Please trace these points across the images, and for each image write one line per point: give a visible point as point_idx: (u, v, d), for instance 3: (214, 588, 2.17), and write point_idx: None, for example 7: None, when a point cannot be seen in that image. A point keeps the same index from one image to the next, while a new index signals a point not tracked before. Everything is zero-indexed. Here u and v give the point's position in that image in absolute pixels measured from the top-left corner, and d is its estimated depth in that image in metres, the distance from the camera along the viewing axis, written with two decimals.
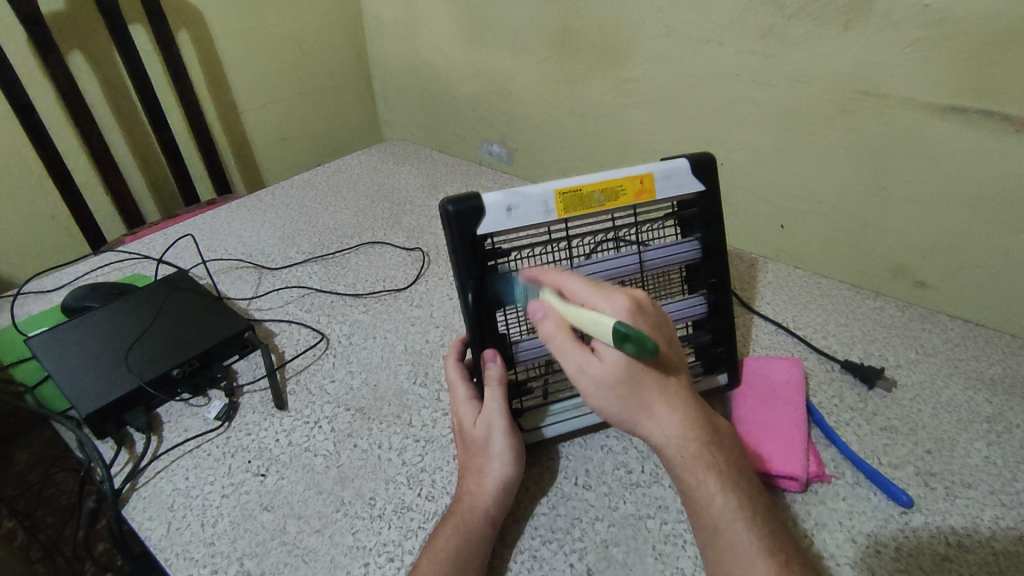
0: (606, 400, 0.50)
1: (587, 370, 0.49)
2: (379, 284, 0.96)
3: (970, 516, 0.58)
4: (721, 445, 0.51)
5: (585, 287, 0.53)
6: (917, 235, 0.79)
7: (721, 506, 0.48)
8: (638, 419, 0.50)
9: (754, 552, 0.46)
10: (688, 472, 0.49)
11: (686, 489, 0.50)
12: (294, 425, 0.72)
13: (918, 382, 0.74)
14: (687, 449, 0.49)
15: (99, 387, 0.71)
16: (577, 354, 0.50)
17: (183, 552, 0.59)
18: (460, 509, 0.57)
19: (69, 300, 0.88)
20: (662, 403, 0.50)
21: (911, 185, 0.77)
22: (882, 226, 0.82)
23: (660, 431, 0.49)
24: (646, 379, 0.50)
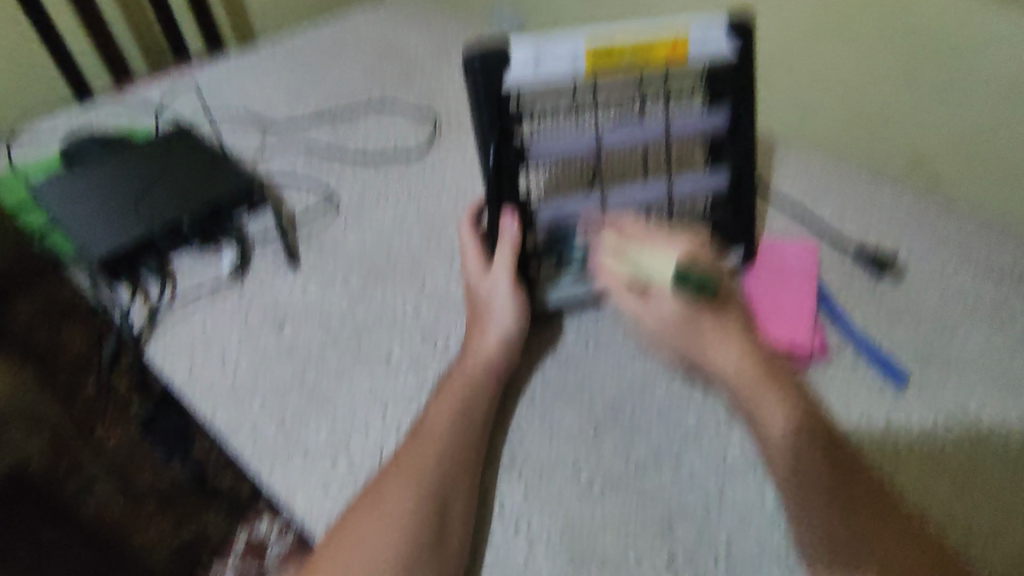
0: (669, 336, 0.55)
1: (650, 312, 0.54)
2: (389, 146, 0.92)
3: (961, 394, 0.61)
4: (782, 373, 0.52)
5: (646, 231, 0.57)
6: (936, 125, 0.78)
7: (782, 429, 0.50)
8: (699, 351, 0.54)
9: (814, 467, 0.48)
10: (751, 400, 0.51)
11: (751, 415, 0.51)
12: (308, 281, 0.72)
13: (929, 269, 0.74)
14: (746, 375, 0.52)
15: (109, 234, 0.71)
16: (638, 300, 0.55)
17: (206, 392, 0.62)
18: (464, 362, 0.58)
19: (66, 146, 0.85)
20: (721, 337, 0.53)
21: (946, 73, 0.74)
22: (903, 115, 0.80)
23: (722, 363, 0.53)
24: (708, 317, 0.53)
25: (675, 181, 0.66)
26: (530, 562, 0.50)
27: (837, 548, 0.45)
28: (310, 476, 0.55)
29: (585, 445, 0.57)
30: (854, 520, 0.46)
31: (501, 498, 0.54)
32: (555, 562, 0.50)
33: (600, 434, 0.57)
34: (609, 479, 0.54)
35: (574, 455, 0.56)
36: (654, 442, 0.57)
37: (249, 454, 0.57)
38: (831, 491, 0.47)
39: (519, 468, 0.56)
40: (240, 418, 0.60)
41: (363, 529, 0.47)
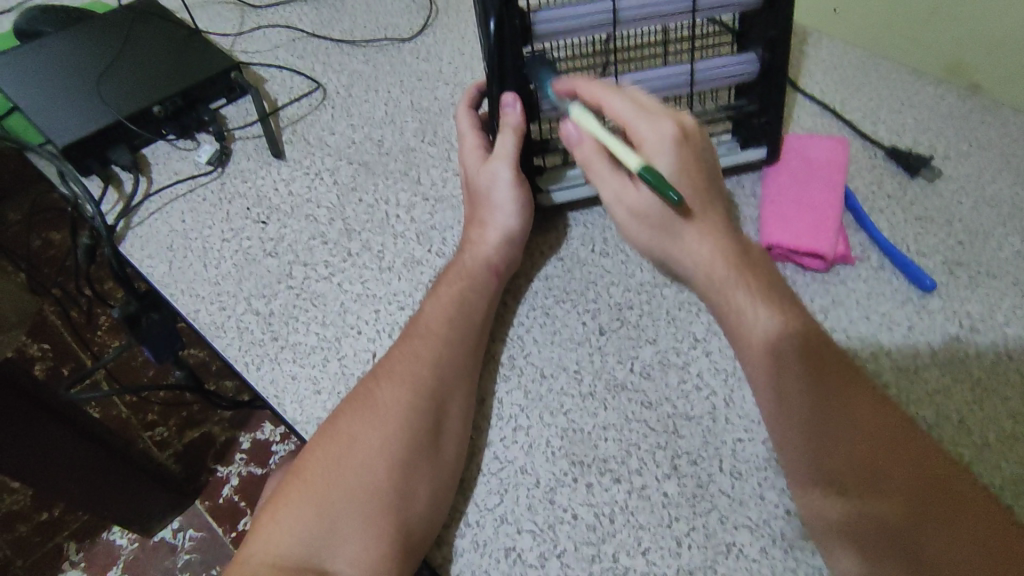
0: (639, 229, 0.52)
1: (623, 199, 0.51)
2: (380, 32, 0.84)
3: (989, 303, 0.58)
4: (755, 265, 0.50)
5: (626, 106, 0.50)
6: (984, 24, 0.72)
7: (750, 306, 0.48)
8: (668, 248, 0.51)
9: (775, 335, 0.46)
10: (716, 289, 0.49)
11: (718, 305, 0.50)
12: (293, 176, 0.67)
13: (965, 173, 0.68)
14: (716, 269, 0.50)
15: (75, 120, 0.65)
16: (612, 184, 0.51)
17: (188, 290, 0.58)
18: (462, 259, 0.54)
19: (20, 23, 0.76)
20: (693, 231, 0.50)
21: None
22: (951, 13, 0.74)
23: (689, 256, 0.50)
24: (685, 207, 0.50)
25: (698, 66, 0.59)
26: (527, 465, 0.48)
27: (816, 434, 0.43)
28: (298, 377, 0.52)
29: (588, 351, 0.54)
30: (823, 396, 0.43)
31: (499, 403, 0.51)
32: (554, 466, 0.48)
33: (604, 340, 0.54)
34: (612, 386, 0.52)
35: (576, 360, 0.53)
36: (661, 349, 0.53)
37: (232, 354, 0.54)
38: (802, 369, 0.45)
39: (517, 372, 0.53)
40: (222, 318, 0.56)
41: (352, 428, 0.45)
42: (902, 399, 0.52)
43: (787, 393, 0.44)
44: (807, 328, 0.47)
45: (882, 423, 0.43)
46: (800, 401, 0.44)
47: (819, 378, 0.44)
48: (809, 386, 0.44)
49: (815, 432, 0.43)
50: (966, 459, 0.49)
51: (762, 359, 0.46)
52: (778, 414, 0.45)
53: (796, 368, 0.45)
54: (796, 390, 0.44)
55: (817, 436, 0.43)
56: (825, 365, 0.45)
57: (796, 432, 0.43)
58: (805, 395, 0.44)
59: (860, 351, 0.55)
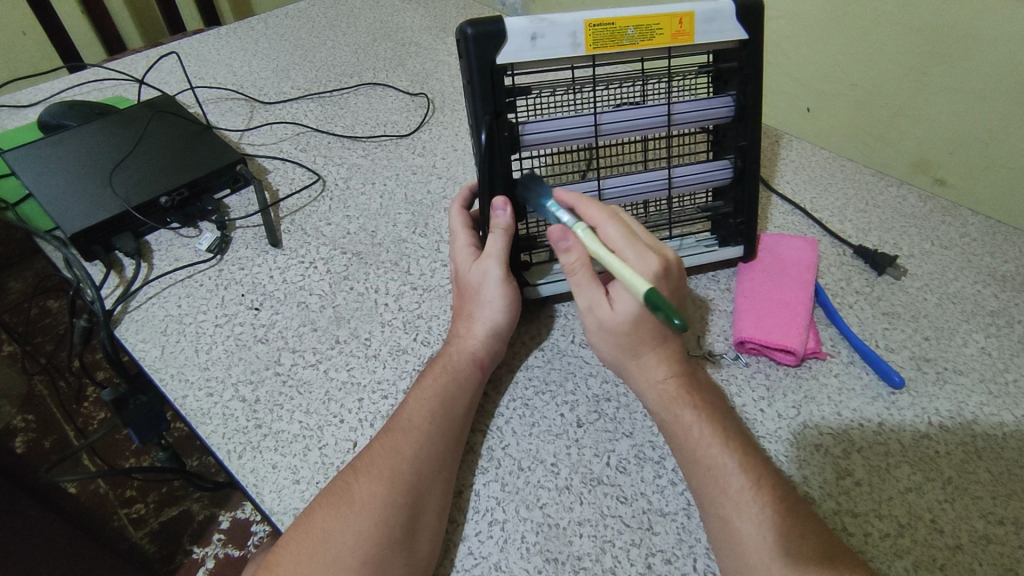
0: (607, 344, 0.55)
1: (597, 312, 0.53)
2: (380, 128, 0.90)
3: (956, 401, 0.59)
4: (703, 391, 0.53)
5: (620, 233, 0.52)
6: (941, 126, 0.74)
7: (699, 435, 0.50)
8: (630, 368, 0.55)
9: (734, 474, 0.47)
10: (668, 412, 0.52)
11: (672, 429, 0.51)
12: (288, 263, 0.70)
13: (929, 272, 0.72)
14: (669, 391, 0.53)
15: (83, 208, 0.69)
16: (592, 292, 0.53)
17: (177, 374, 0.60)
18: (449, 352, 0.57)
19: (46, 117, 0.83)
20: (652, 357, 0.54)
21: (952, 75, 0.71)
22: (911, 115, 0.77)
23: (646, 379, 0.54)
24: (652, 332, 0.53)
25: (675, 171, 0.63)
26: (502, 562, 0.48)
27: (761, 549, 0.43)
28: (278, 466, 0.53)
29: (565, 443, 0.55)
30: (779, 519, 0.44)
31: (476, 496, 0.52)
32: (528, 562, 0.48)
33: (582, 432, 0.56)
34: (588, 479, 0.52)
35: (553, 453, 0.54)
36: (637, 442, 0.55)
37: (215, 440, 0.55)
38: (753, 497, 0.46)
39: (495, 465, 0.54)
40: (209, 404, 0.58)
41: (328, 526, 0.45)
42: (874, 497, 0.53)
43: (753, 537, 0.44)
44: (766, 469, 0.48)
45: (818, 535, 0.44)
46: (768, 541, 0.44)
47: (778, 519, 0.44)
48: (774, 529, 0.44)
49: None
50: (941, 562, 0.49)
51: (724, 501, 0.46)
52: (748, 559, 0.44)
53: (760, 512, 0.45)
54: (763, 532, 0.44)
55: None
56: (783, 502, 0.46)
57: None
58: (771, 536, 0.44)
59: (832, 447, 0.56)
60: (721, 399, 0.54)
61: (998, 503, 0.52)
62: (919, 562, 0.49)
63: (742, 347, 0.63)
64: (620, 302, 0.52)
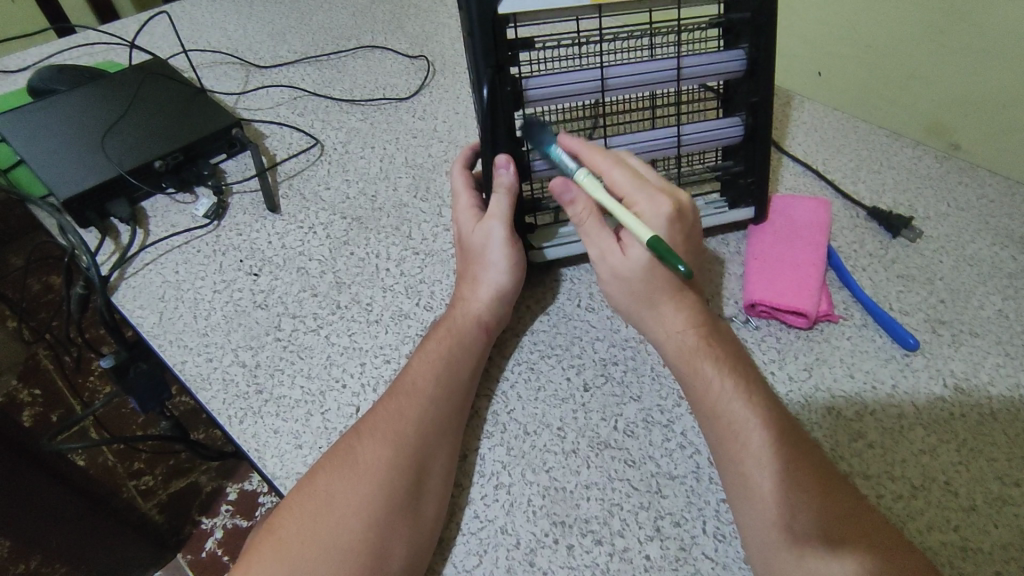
0: (619, 290, 0.54)
1: (608, 258, 0.53)
2: (379, 91, 0.87)
3: (972, 363, 0.58)
4: (724, 343, 0.52)
5: (628, 177, 0.53)
6: (969, 88, 0.71)
7: (720, 388, 0.49)
8: (646, 318, 0.54)
9: (754, 429, 0.46)
10: (686, 364, 0.51)
11: (692, 381, 0.51)
12: (287, 229, 0.69)
13: (945, 234, 0.70)
14: (688, 342, 0.52)
15: (75, 173, 0.67)
16: (603, 240, 0.53)
17: (176, 341, 0.59)
18: (453, 316, 0.55)
19: (35, 81, 0.81)
20: (670, 306, 0.53)
21: (983, 33, 0.67)
22: (932, 75, 0.74)
23: (663, 327, 0.53)
24: (666, 281, 0.52)
25: (684, 128, 0.61)
26: (508, 525, 0.47)
27: (780, 505, 0.43)
28: (280, 431, 0.52)
29: (571, 407, 0.54)
30: (800, 476, 0.44)
31: (481, 460, 0.51)
32: (535, 525, 0.47)
33: (588, 396, 0.55)
34: (595, 443, 0.51)
35: (560, 417, 0.53)
36: (645, 406, 0.54)
37: (216, 406, 0.54)
38: (774, 452, 0.45)
39: (500, 429, 0.53)
40: (208, 370, 0.57)
41: (338, 484, 0.44)
42: (887, 460, 0.52)
43: (772, 493, 0.43)
44: (789, 426, 0.47)
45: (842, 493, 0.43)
46: (791, 499, 0.43)
47: (797, 475, 0.44)
48: (792, 485, 0.43)
49: (809, 534, 0.41)
50: (955, 523, 0.48)
51: (742, 454, 0.46)
52: (767, 516, 0.43)
53: (779, 468, 0.44)
54: (782, 489, 0.43)
55: (817, 534, 0.41)
56: (801, 461, 0.45)
57: (786, 531, 0.42)
58: (789, 492, 0.43)
59: (844, 410, 0.55)
60: (742, 353, 0.53)
61: (1014, 464, 0.51)
62: (932, 524, 0.48)
63: (752, 311, 0.62)
64: (631, 248, 0.52)
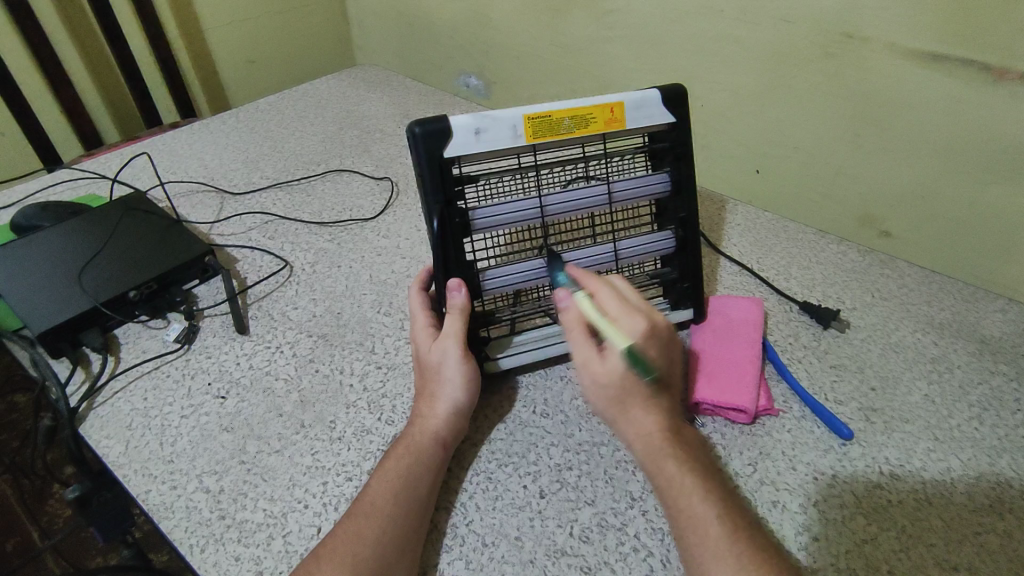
0: (597, 395, 0.54)
1: (590, 367, 0.53)
2: (346, 212, 0.94)
3: (904, 448, 0.61)
4: (688, 442, 0.53)
5: (614, 297, 0.56)
6: (886, 184, 0.79)
7: (682, 484, 0.50)
8: (615, 418, 0.54)
9: (711, 524, 0.47)
10: (652, 461, 0.52)
11: (656, 478, 0.51)
12: (255, 349, 0.72)
13: (870, 323, 0.76)
14: (653, 441, 0.52)
15: (53, 306, 0.70)
16: (584, 350, 0.54)
17: (141, 469, 0.60)
18: (411, 433, 0.57)
19: (19, 219, 0.86)
20: (640, 407, 0.53)
21: (891, 136, 0.76)
22: (852, 174, 0.82)
23: (631, 428, 0.53)
24: (637, 385, 0.53)
25: (621, 243, 0.67)
26: None
27: None
28: (242, 558, 0.53)
29: (528, 515, 0.56)
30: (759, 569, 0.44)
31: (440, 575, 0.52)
32: None
33: (544, 503, 0.57)
34: (552, 551, 0.53)
35: (516, 526, 0.55)
36: (599, 511, 0.56)
37: (178, 535, 0.55)
38: (735, 548, 0.45)
39: (459, 542, 0.54)
40: (172, 497, 0.58)
41: None
42: (832, 552, 0.54)
43: None
44: (748, 523, 0.48)
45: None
46: None
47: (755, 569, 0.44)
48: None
49: None
50: None
51: (705, 554, 0.46)
52: None
53: (738, 562, 0.45)
54: None
55: None
56: (759, 552, 0.45)
57: None
58: None
59: (790, 503, 0.57)
60: (701, 451, 0.54)
61: (951, 549, 0.54)
62: None
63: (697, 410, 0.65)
64: (611, 356, 0.53)
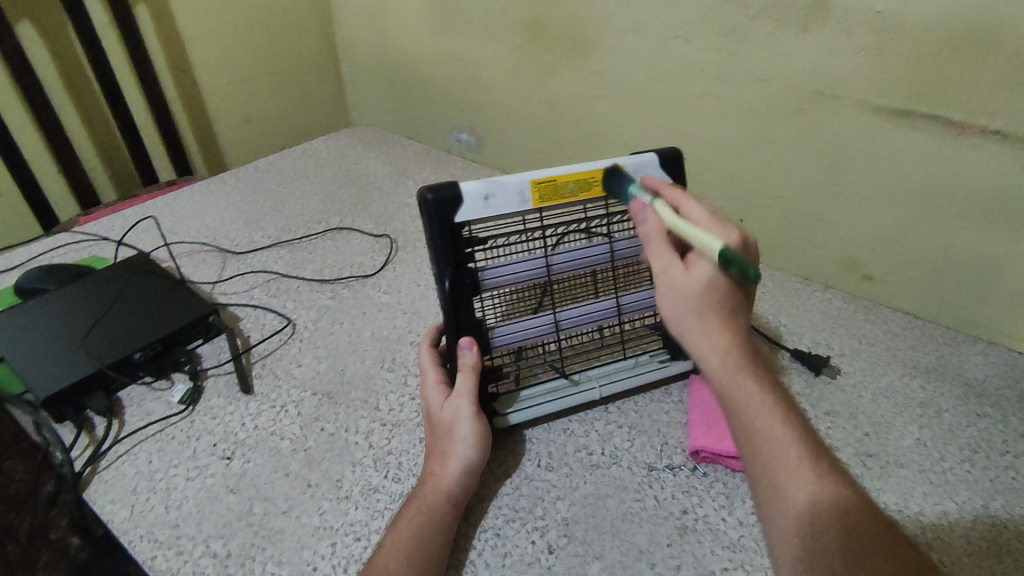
0: (676, 305, 0.50)
1: (670, 276, 0.51)
2: (347, 269, 0.96)
3: (901, 493, 0.63)
4: (761, 359, 0.49)
5: (702, 212, 0.54)
6: (863, 233, 0.84)
7: (756, 403, 0.46)
8: (687, 333, 0.49)
9: (791, 447, 0.45)
10: (729, 379, 0.47)
11: (728, 398, 0.47)
12: (260, 409, 0.72)
13: (859, 369, 0.78)
14: (729, 357, 0.47)
15: (58, 370, 0.71)
16: (667, 258, 0.52)
17: (146, 535, 0.60)
18: (423, 491, 0.58)
19: (23, 282, 0.87)
20: (720, 323, 0.48)
21: (866, 187, 0.80)
22: (831, 224, 0.86)
23: (706, 342, 0.48)
24: (725, 295, 0.49)
25: (622, 298, 0.69)
26: None
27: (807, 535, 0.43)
28: None
29: (538, 571, 0.56)
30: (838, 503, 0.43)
31: None
32: None
33: (553, 558, 0.57)
34: None
35: None
36: (608, 564, 0.56)
37: None
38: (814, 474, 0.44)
39: None
40: (179, 563, 0.57)
41: None
42: None
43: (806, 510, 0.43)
44: (819, 445, 0.46)
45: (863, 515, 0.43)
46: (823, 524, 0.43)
47: (827, 478, 0.44)
48: (828, 500, 0.43)
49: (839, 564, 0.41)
50: None
51: (777, 472, 0.44)
52: (798, 530, 0.43)
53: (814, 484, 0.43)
54: (814, 504, 0.43)
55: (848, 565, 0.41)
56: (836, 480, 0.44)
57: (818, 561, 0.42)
58: (822, 509, 0.43)
59: None
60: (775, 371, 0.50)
61: None
62: None
63: (697, 457, 0.65)
64: (696, 265, 0.50)
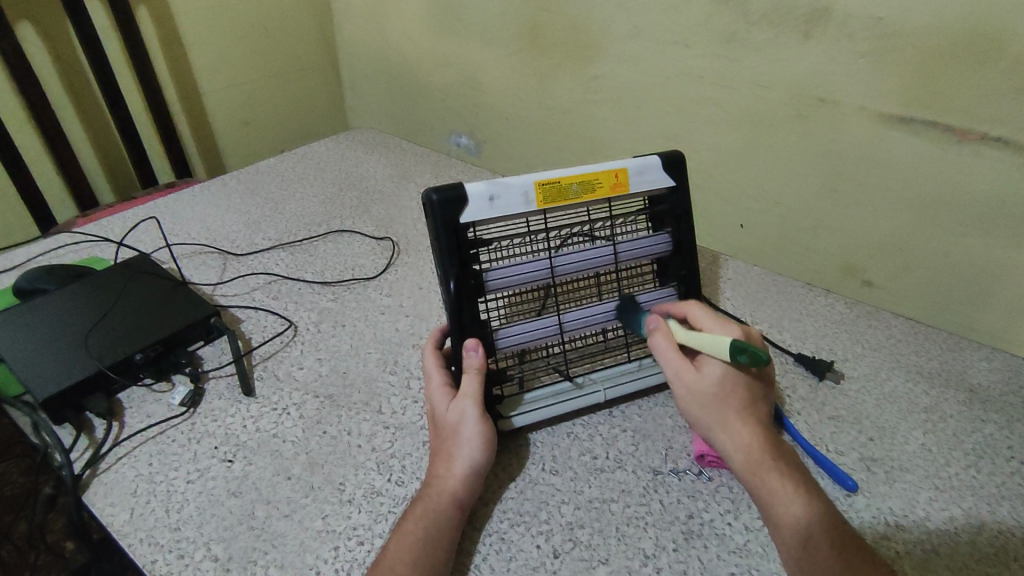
0: (694, 407, 0.57)
1: (685, 378, 0.57)
2: (348, 272, 0.95)
3: (907, 498, 0.63)
4: (777, 449, 0.56)
5: (709, 318, 0.62)
6: (865, 239, 0.84)
7: (776, 491, 0.53)
8: (710, 434, 0.57)
9: (814, 530, 0.50)
10: (750, 472, 0.54)
11: (755, 489, 0.54)
12: (261, 411, 0.72)
13: (863, 374, 0.78)
14: (747, 451, 0.55)
15: (57, 371, 0.70)
16: (681, 363, 0.58)
17: (147, 539, 0.59)
18: (428, 494, 0.57)
19: (22, 283, 0.86)
20: (734, 422, 0.56)
21: (868, 193, 0.80)
22: (834, 229, 0.86)
23: (725, 441, 0.56)
24: (736, 396, 0.57)
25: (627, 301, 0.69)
26: None
27: None
28: None
29: None
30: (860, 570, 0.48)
31: None
32: None
33: (558, 563, 0.56)
34: None
35: None
36: (614, 569, 0.56)
37: None
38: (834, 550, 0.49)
39: None
40: (180, 567, 0.56)
41: None
42: None
43: None
44: (836, 520, 0.52)
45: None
46: None
47: (848, 552, 0.49)
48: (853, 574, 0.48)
49: None
50: None
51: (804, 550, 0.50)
52: None
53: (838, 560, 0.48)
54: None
55: None
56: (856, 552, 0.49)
57: None
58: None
59: None
60: (793, 458, 0.57)
61: None
62: None
63: (702, 461, 0.64)
64: (707, 368, 0.57)
